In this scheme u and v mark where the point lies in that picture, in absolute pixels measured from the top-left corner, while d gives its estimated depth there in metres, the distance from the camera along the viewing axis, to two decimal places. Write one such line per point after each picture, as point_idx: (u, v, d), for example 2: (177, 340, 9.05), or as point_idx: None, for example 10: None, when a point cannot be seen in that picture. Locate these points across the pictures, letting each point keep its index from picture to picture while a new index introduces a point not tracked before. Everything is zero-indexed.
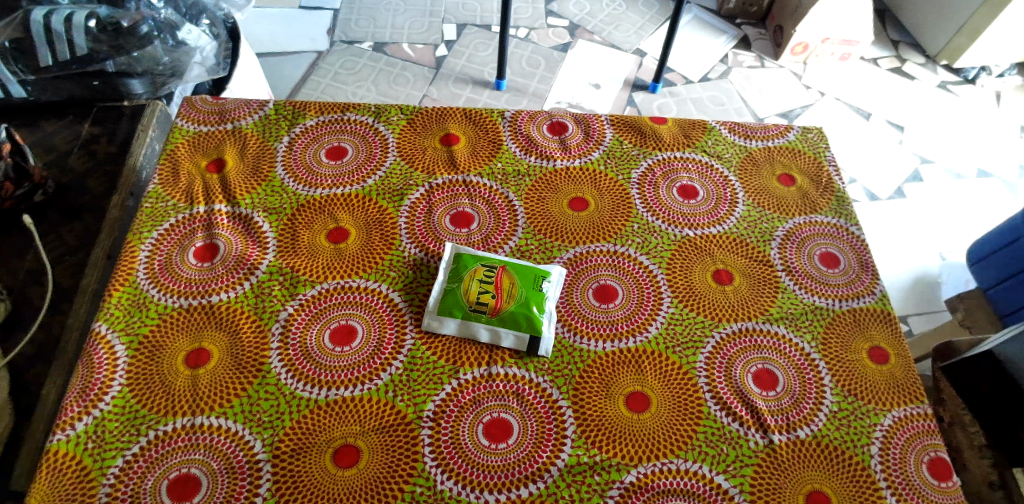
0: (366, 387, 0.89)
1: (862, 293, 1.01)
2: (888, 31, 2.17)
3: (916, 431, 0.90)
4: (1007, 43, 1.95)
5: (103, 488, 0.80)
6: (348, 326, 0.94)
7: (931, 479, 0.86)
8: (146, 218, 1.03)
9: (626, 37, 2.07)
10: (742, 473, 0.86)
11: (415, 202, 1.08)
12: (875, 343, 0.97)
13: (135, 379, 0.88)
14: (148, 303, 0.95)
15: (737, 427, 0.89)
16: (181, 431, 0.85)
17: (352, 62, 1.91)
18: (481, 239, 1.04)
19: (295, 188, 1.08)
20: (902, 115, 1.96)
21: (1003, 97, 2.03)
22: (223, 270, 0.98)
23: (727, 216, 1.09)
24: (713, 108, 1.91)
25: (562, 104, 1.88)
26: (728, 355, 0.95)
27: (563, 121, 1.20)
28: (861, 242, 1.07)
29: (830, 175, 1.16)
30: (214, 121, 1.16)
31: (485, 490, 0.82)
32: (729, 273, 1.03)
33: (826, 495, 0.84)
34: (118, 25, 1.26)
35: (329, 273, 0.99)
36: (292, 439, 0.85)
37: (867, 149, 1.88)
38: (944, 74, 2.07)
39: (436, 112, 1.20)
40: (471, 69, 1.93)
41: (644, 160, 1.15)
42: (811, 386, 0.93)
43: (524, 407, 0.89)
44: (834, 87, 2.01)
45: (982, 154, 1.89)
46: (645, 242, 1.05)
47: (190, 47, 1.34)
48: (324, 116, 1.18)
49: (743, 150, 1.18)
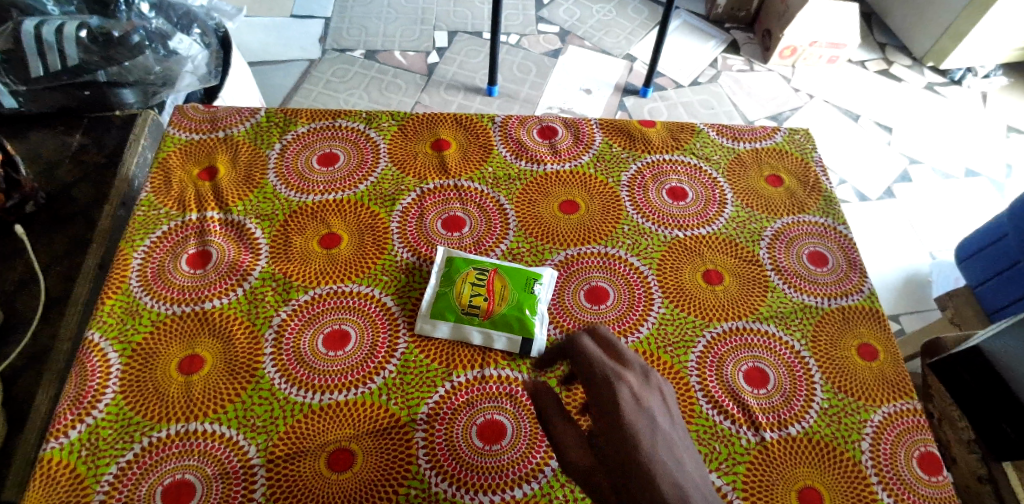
0: (361, 391, 0.89)
1: (851, 291, 1.03)
2: (874, 34, 2.20)
3: (905, 426, 0.90)
4: (993, 43, 1.98)
5: (98, 494, 0.80)
6: (341, 331, 0.94)
7: (921, 473, 0.87)
8: (138, 226, 1.03)
9: (616, 42, 2.09)
10: (734, 470, 0.86)
11: (406, 208, 1.08)
12: (864, 340, 0.98)
13: (127, 386, 0.88)
14: (140, 311, 0.95)
15: (728, 425, 0.90)
16: (175, 437, 0.85)
17: (343, 71, 1.92)
18: (473, 242, 1.05)
19: (287, 194, 1.08)
20: (890, 116, 1.98)
21: (989, 97, 2.06)
22: (216, 277, 0.99)
23: (716, 217, 1.10)
24: (703, 112, 1.93)
25: (553, 110, 1.90)
26: (720, 354, 0.96)
27: (552, 125, 1.21)
28: (849, 241, 1.09)
29: (818, 175, 1.17)
30: (205, 129, 1.16)
31: (479, 492, 0.83)
32: (718, 273, 1.04)
33: (818, 492, 0.85)
34: (109, 36, 1.27)
35: (322, 278, 0.99)
36: (287, 443, 0.85)
37: (856, 150, 1.90)
38: (931, 75, 2.10)
39: (427, 117, 1.21)
40: (462, 76, 1.95)
41: (633, 163, 1.16)
42: (801, 382, 0.94)
43: (517, 409, 0.89)
44: (823, 89, 2.03)
45: (969, 154, 1.92)
46: (636, 243, 1.06)
47: (181, 56, 1.36)
48: (316, 123, 1.18)
49: (731, 151, 1.20)
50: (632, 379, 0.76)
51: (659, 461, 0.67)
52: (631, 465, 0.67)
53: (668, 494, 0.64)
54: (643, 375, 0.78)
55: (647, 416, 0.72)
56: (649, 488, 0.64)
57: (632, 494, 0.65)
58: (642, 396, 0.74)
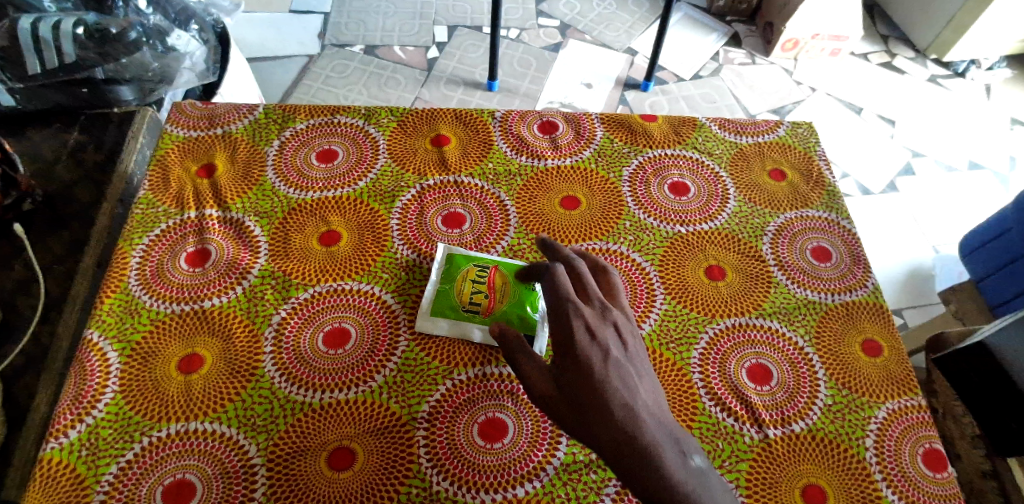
0: (361, 389, 0.89)
1: (854, 286, 1.02)
2: (877, 26, 2.18)
3: (909, 423, 0.90)
4: (997, 35, 1.96)
5: (98, 495, 0.80)
6: (341, 329, 0.94)
7: (926, 470, 0.86)
8: (136, 224, 1.03)
9: (617, 36, 2.07)
10: (737, 468, 0.86)
11: (406, 204, 1.07)
12: (868, 336, 0.97)
13: (126, 386, 0.88)
14: (139, 309, 0.94)
15: (731, 422, 0.89)
16: (175, 437, 0.84)
17: (342, 66, 1.91)
18: (473, 239, 1.04)
19: (285, 192, 1.07)
20: (893, 109, 1.97)
21: (992, 89, 2.05)
22: (215, 275, 0.98)
23: (718, 212, 1.09)
24: (704, 106, 1.92)
25: (554, 105, 1.89)
26: (722, 350, 0.95)
27: (553, 120, 1.20)
28: (852, 235, 1.08)
29: (821, 169, 1.16)
30: (203, 126, 1.15)
31: (481, 491, 0.82)
32: (721, 268, 1.03)
33: (822, 490, 0.85)
34: (106, 32, 1.25)
35: (322, 275, 0.99)
36: (287, 443, 0.84)
37: (859, 143, 1.89)
38: (934, 67, 2.08)
39: (426, 113, 1.19)
40: (462, 70, 1.93)
41: (634, 158, 1.15)
42: (805, 379, 0.93)
43: (519, 407, 0.89)
44: (825, 82, 2.01)
45: (973, 147, 1.90)
46: (637, 239, 1.05)
47: (179, 52, 1.34)
48: (315, 119, 1.17)
49: (734, 145, 1.19)
50: (588, 312, 0.76)
51: (612, 390, 0.70)
52: (585, 386, 0.71)
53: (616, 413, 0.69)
54: (603, 309, 0.78)
55: (601, 349, 0.73)
56: (599, 412, 0.69)
57: (579, 408, 0.70)
58: (597, 330, 0.74)
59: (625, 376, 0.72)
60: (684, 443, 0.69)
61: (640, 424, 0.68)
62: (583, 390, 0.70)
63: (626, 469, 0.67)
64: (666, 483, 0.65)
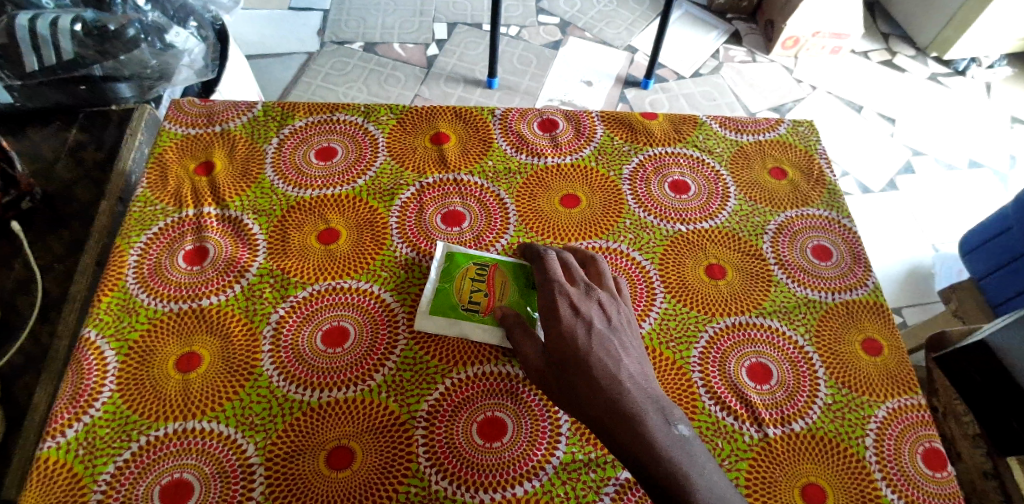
0: (360, 388, 0.88)
1: (855, 285, 1.01)
2: (878, 24, 2.18)
3: (909, 422, 0.90)
4: (998, 33, 1.96)
5: (96, 494, 0.80)
6: (340, 327, 0.93)
7: (926, 470, 0.86)
8: (134, 222, 1.02)
9: (617, 34, 2.07)
10: (737, 467, 0.86)
11: (405, 202, 1.07)
12: (869, 335, 0.97)
13: (124, 385, 0.87)
14: (137, 308, 0.94)
15: (731, 421, 0.89)
16: (173, 436, 0.84)
17: (342, 63, 1.91)
18: (473, 237, 1.04)
19: (284, 190, 1.07)
20: (893, 107, 1.96)
21: (993, 88, 2.04)
22: (213, 273, 0.98)
23: (718, 211, 1.09)
24: (704, 104, 1.92)
25: (554, 102, 1.88)
26: (722, 349, 0.95)
27: (553, 118, 1.20)
28: (853, 234, 1.07)
29: (822, 167, 1.16)
30: (202, 124, 1.15)
31: (480, 490, 0.82)
32: (721, 267, 1.03)
33: (822, 490, 0.84)
34: (105, 30, 1.24)
35: (320, 274, 0.98)
36: (286, 442, 0.84)
37: (859, 141, 1.88)
38: (935, 66, 2.08)
39: (426, 110, 1.19)
40: (462, 68, 1.93)
41: (634, 156, 1.15)
42: (805, 378, 0.93)
43: (518, 405, 0.88)
44: (826, 80, 2.01)
45: (973, 146, 1.90)
46: (637, 238, 1.05)
47: (178, 49, 1.33)
48: (314, 117, 1.17)
49: (734, 144, 1.18)
50: (573, 292, 0.84)
51: (597, 358, 0.77)
52: (572, 355, 0.78)
53: (599, 376, 0.76)
54: (588, 289, 0.85)
55: (585, 321, 0.81)
56: (584, 375, 0.76)
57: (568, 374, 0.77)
58: (581, 306, 0.83)
59: (609, 348, 0.79)
60: (670, 412, 0.75)
61: (623, 391, 0.75)
62: (569, 359, 0.78)
63: (609, 429, 0.73)
64: (647, 443, 0.71)
